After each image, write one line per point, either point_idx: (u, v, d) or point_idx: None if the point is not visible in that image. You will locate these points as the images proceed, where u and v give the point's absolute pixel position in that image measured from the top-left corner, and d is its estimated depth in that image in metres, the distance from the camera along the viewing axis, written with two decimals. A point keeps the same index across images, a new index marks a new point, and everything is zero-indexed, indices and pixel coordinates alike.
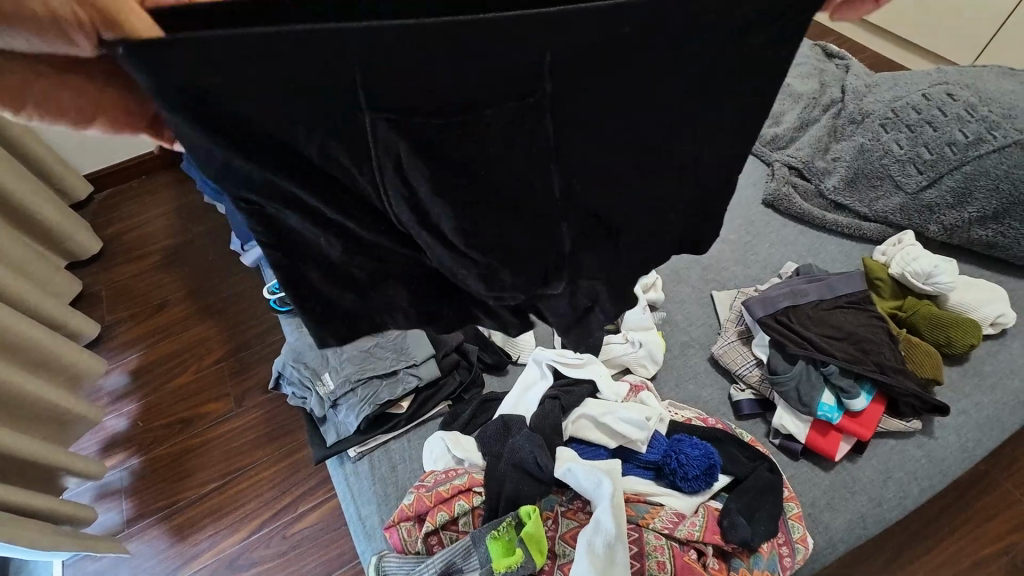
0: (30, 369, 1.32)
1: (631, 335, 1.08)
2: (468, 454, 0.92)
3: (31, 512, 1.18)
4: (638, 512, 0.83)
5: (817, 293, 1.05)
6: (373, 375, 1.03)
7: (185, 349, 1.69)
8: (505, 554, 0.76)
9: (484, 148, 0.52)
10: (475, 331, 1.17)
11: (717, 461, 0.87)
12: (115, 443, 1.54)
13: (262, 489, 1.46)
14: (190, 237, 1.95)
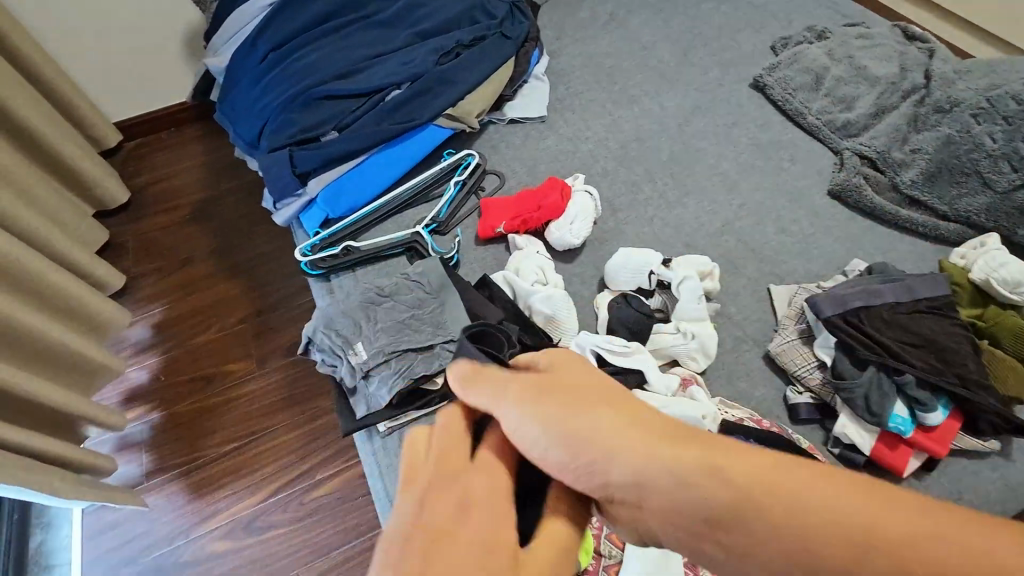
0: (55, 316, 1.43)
1: (684, 326, 1.01)
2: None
3: (51, 458, 1.30)
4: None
5: (893, 295, 0.95)
6: (408, 348, 1.01)
7: (206, 309, 1.80)
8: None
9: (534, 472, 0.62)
10: (515, 310, 1.07)
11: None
12: (136, 396, 1.67)
13: (282, 453, 1.55)
14: (218, 195, 2.00)
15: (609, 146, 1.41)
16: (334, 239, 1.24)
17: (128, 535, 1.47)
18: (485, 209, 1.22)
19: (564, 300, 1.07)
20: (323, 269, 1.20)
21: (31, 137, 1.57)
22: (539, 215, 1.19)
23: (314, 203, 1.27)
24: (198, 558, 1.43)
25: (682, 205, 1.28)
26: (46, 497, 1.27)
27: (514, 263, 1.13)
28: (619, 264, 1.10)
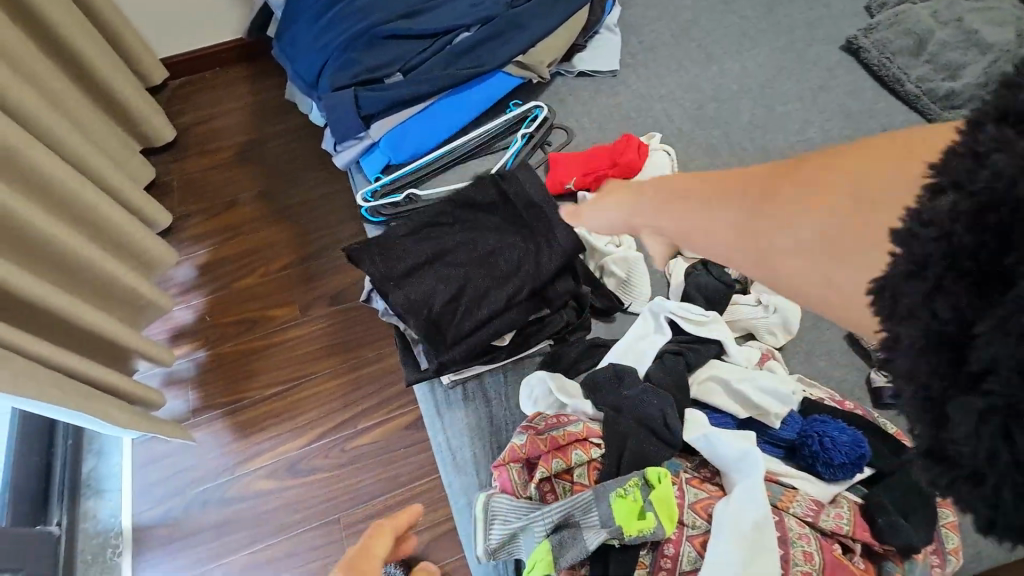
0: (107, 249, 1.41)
1: (764, 297, 0.97)
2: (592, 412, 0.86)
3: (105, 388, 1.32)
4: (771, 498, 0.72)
5: None
6: (480, 301, 0.95)
7: (251, 252, 1.79)
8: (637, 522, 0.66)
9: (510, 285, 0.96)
10: (586, 270, 1.03)
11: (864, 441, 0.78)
12: (182, 334, 1.68)
13: (324, 400, 1.56)
14: (265, 139, 1.97)
15: (685, 105, 1.32)
16: (396, 186, 1.20)
17: (174, 469, 1.50)
18: (555, 163, 1.17)
19: (639, 262, 1.01)
20: (384, 217, 1.17)
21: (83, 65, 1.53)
22: (613, 172, 1.13)
23: (375, 148, 1.23)
24: (241, 494, 1.46)
25: None
26: (100, 425, 1.29)
27: None
28: None
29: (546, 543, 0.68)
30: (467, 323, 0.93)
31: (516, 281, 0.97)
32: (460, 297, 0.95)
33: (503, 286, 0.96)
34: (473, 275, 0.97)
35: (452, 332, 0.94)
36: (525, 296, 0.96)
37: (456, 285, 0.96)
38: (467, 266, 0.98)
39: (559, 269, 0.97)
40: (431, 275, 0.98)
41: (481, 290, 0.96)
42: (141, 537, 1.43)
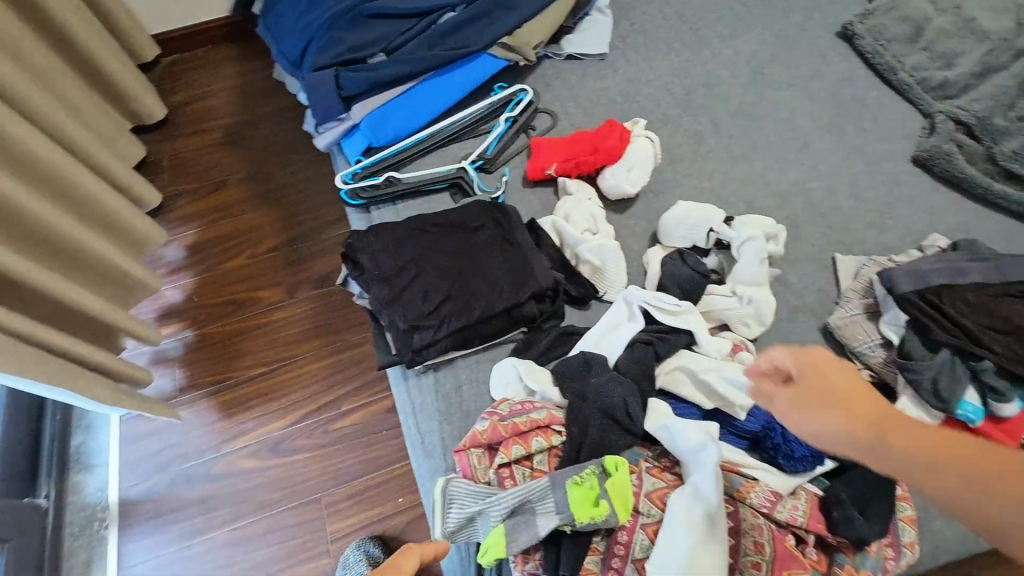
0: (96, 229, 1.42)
1: (738, 289, 0.96)
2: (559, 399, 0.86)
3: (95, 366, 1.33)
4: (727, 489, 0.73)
5: (981, 274, 0.87)
6: (452, 289, 0.94)
7: (239, 234, 1.79)
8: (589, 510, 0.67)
9: (472, 291, 0.94)
10: (561, 257, 1.02)
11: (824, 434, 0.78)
12: (169, 313, 1.69)
13: (307, 382, 1.57)
14: (255, 119, 1.95)
15: (673, 90, 1.30)
16: (376, 169, 1.19)
17: (159, 446, 1.52)
18: (536, 148, 1.15)
19: (615, 251, 1.01)
20: (363, 199, 1.16)
21: (73, 43, 1.52)
22: (594, 158, 1.11)
23: (356, 130, 1.22)
24: (224, 472, 1.49)
25: (748, 161, 1.18)
26: (88, 403, 1.31)
27: (563, 207, 1.06)
28: (677, 219, 1.02)
29: (499, 528, 0.68)
30: (422, 318, 0.92)
31: (479, 288, 0.94)
32: (420, 294, 0.94)
33: (466, 294, 0.94)
34: (435, 276, 0.95)
35: (409, 317, 0.93)
36: (489, 304, 0.93)
37: (415, 277, 0.95)
38: (431, 263, 0.96)
39: (525, 296, 0.94)
40: (415, 280, 0.95)
41: (442, 290, 0.94)
42: (127, 511, 1.46)
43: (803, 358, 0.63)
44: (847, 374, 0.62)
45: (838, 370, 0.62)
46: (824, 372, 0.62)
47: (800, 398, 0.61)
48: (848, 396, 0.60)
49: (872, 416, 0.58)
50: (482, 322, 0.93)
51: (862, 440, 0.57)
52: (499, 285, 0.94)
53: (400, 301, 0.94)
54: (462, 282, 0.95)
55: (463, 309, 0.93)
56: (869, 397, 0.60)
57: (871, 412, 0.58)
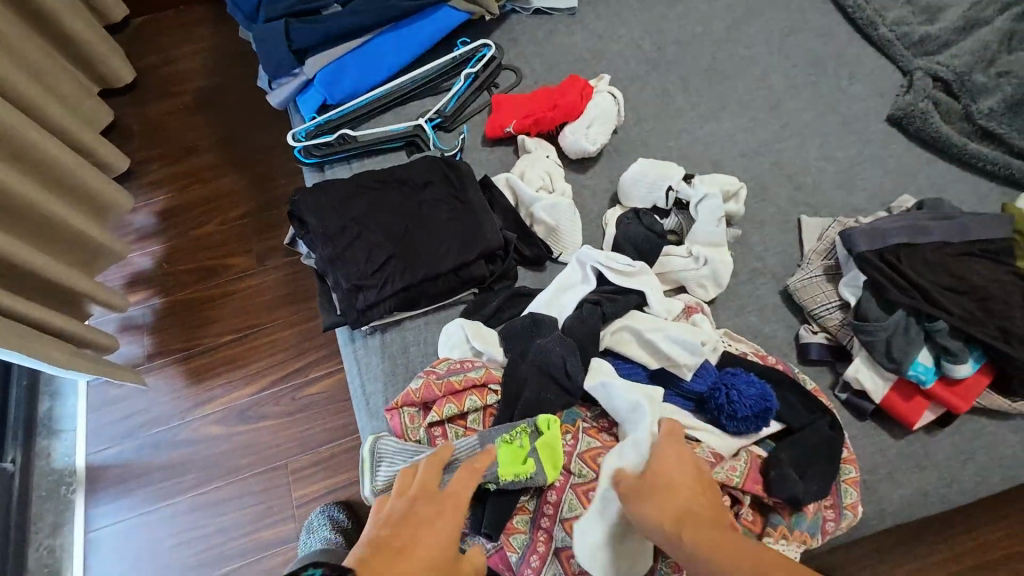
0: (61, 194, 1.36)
1: (695, 249, 0.93)
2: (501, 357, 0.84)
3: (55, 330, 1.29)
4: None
5: (943, 233, 0.83)
6: (398, 249, 0.91)
7: (209, 201, 1.74)
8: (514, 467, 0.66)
9: (417, 250, 0.91)
10: (515, 217, 0.98)
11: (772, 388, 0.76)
12: (139, 281, 1.65)
13: (275, 349, 1.54)
14: (226, 83, 1.89)
15: (643, 47, 1.24)
16: (331, 126, 1.15)
17: (127, 412, 1.49)
18: (496, 105, 1.10)
19: (569, 210, 0.97)
20: (317, 157, 1.12)
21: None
22: (554, 115, 1.07)
23: (312, 86, 1.17)
24: (191, 438, 1.46)
25: (717, 120, 1.14)
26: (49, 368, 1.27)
27: (519, 166, 1.03)
28: (636, 177, 0.99)
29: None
30: (364, 276, 0.89)
31: (426, 248, 0.91)
32: (362, 252, 0.91)
33: (410, 254, 0.91)
34: (380, 233, 0.92)
35: (349, 276, 0.90)
36: (434, 265, 0.90)
37: (359, 235, 0.92)
38: (376, 222, 0.93)
39: (473, 257, 0.92)
40: (359, 239, 0.92)
41: (385, 249, 0.91)
42: (95, 476, 1.43)
43: (663, 445, 0.62)
44: (688, 469, 0.59)
45: (681, 465, 0.60)
46: (676, 461, 0.60)
47: (635, 485, 0.59)
48: (684, 492, 0.57)
49: (690, 517, 0.54)
50: (426, 283, 0.91)
51: (665, 534, 0.54)
52: (446, 245, 0.92)
53: (342, 259, 0.91)
54: (408, 241, 0.92)
55: (407, 268, 0.90)
56: (700, 498, 0.57)
57: (690, 507, 0.55)
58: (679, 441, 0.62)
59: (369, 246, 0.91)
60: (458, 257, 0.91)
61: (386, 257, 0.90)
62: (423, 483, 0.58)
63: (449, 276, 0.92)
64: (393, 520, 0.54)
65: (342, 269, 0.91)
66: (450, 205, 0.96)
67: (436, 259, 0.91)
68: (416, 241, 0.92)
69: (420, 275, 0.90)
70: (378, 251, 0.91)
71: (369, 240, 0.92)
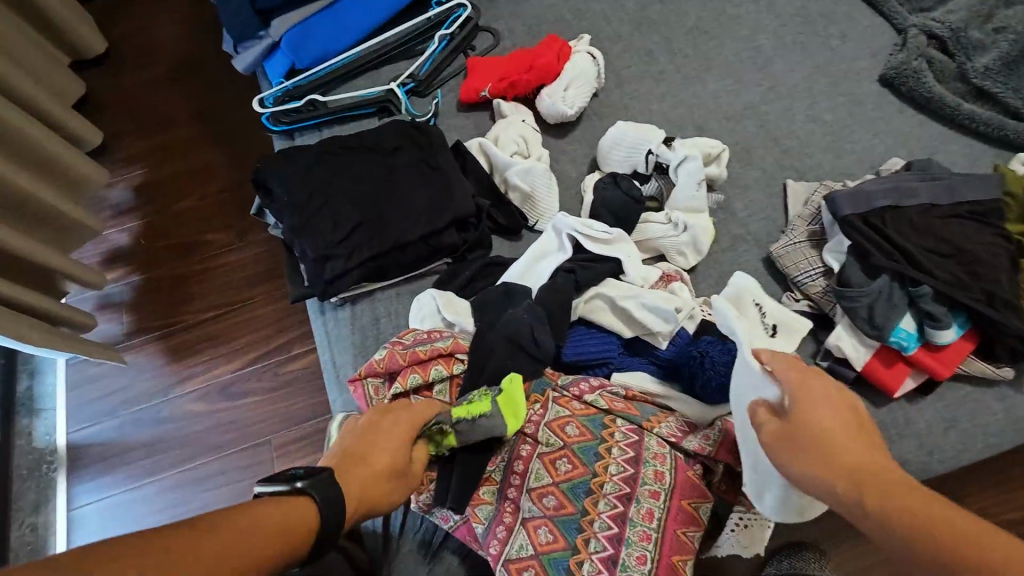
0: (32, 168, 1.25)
1: (675, 215, 0.89)
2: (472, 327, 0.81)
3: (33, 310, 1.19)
4: (623, 421, 0.68)
5: (930, 195, 0.80)
6: (366, 217, 0.87)
7: (186, 174, 1.62)
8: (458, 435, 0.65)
9: (385, 219, 0.88)
10: (489, 183, 0.95)
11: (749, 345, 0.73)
12: (117, 257, 1.54)
13: (259, 324, 1.45)
14: (198, 49, 1.78)
15: (626, 5, 1.18)
16: (299, 91, 1.10)
17: (106, 391, 1.39)
18: (471, 67, 1.05)
19: (545, 175, 0.94)
20: (285, 124, 1.07)
21: None
22: (530, 77, 1.02)
23: (279, 49, 1.12)
24: (174, 415, 1.38)
25: (701, 83, 1.09)
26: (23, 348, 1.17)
27: (494, 130, 0.99)
28: (615, 140, 0.95)
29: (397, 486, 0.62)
30: (332, 246, 0.86)
31: (394, 217, 0.88)
32: (328, 221, 0.87)
33: (377, 223, 0.87)
34: (346, 201, 0.88)
35: (314, 247, 0.86)
36: (402, 234, 0.87)
37: (324, 204, 0.88)
38: (342, 191, 0.89)
39: (442, 225, 0.88)
40: (325, 208, 0.88)
41: (351, 218, 0.87)
42: (77, 455, 1.34)
43: (791, 379, 0.57)
44: (833, 404, 0.54)
45: (824, 400, 0.54)
46: (819, 398, 0.55)
47: (787, 440, 0.54)
48: (834, 431, 0.52)
49: (857, 466, 0.49)
50: (395, 253, 0.88)
51: (818, 481, 0.50)
52: (414, 213, 0.88)
53: (308, 230, 0.87)
54: (376, 210, 0.88)
55: (376, 238, 0.87)
56: (856, 439, 0.51)
57: (842, 450, 0.51)
58: (817, 377, 0.57)
59: (334, 215, 0.87)
60: (428, 225, 0.88)
61: (352, 227, 0.87)
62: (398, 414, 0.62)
63: (419, 245, 0.88)
64: (371, 429, 0.59)
65: (307, 240, 0.87)
66: (422, 172, 0.92)
67: (404, 227, 0.87)
68: (384, 210, 0.88)
69: (389, 245, 0.87)
70: (344, 220, 0.87)
71: (335, 209, 0.88)
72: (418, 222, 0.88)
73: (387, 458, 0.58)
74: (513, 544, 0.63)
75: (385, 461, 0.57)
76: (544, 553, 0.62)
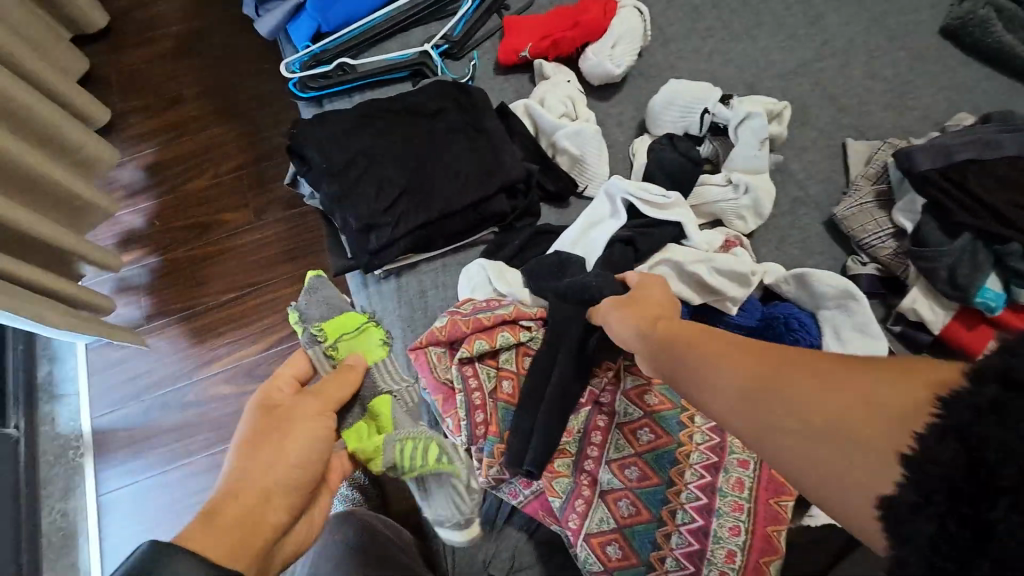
0: (39, 144, 1.18)
1: (734, 177, 0.85)
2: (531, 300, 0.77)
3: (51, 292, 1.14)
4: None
5: (1015, 147, 0.75)
6: (412, 184, 0.83)
7: (200, 152, 1.56)
8: (348, 322, 0.71)
9: (431, 184, 0.83)
10: (536, 147, 0.90)
11: (856, 295, 0.72)
12: (132, 239, 1.48)
13: (284, 305, 1.42)
14: (206, 20, 1.70)
15: None
16: (327, 56, 1.04)
17: (131, 375, 1.36)
18: (510, 27, 1.00)
19: (595, 137, 0.89)
20: (314, 91, 1.02)
21: None
22: (573, 34, 0.97)
23: (304, 11, 1.06)
24: (200, 399, 1.34)
25: (752, 39, 1.03)
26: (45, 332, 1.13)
27: (538, 91, 0.94)
28: (669, 99, 0.90)
29: (384, 399, 0.63)
30: (376, 215, 0.81)
31: (440, 183, 0.84)
32: (370, 188, 0.83)
33: (423, 189, 0.83)
34: (389, 167, 0.84)
35: (358, 216, 0.82)
36: (452, 200, 0.83)
37: (365, 170, 0.84)
38: (384, 156, 0.84)
39: (492, 191, 0.84)
40: (366, 175, 0.83)
41: (395, 183, 0.83)
42: (104, 440, 1.31)
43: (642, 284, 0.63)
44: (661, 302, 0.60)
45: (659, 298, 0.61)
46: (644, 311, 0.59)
47: (650, 338, 0.55)
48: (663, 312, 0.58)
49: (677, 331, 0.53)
50: (445, 222, 0.84)
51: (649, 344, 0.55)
52: (462, 178, 0.84)
53: (350, 198, 0.82)
54: (421, 176, 0.84)
55: (422, 206, 0.82)
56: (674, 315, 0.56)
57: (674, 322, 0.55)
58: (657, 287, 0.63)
59: (377, 181, 0.83)
60: (477, 190, 0.83)
61: (397, 193, 0.82)
62: (259, 421, 0.54)
63: (467, 212, 0.84)
64: (272, 428, 0.53)
65: (349, 209, 0.82)
66: (468, 136, 0.87)
67: (452, 193, 0.83)
68: (429, 175, 0.84)
69: (438, 212, 0.82)
70: (388, 186, 0.83)
71: (378, 175, 0.83)
72: (466, 187, 0.84)
73: (263, 479, 0.49)
74: (593, 518, 0.61)
75: (258, 483, 0.49)
76: (627, 526, 0.60)
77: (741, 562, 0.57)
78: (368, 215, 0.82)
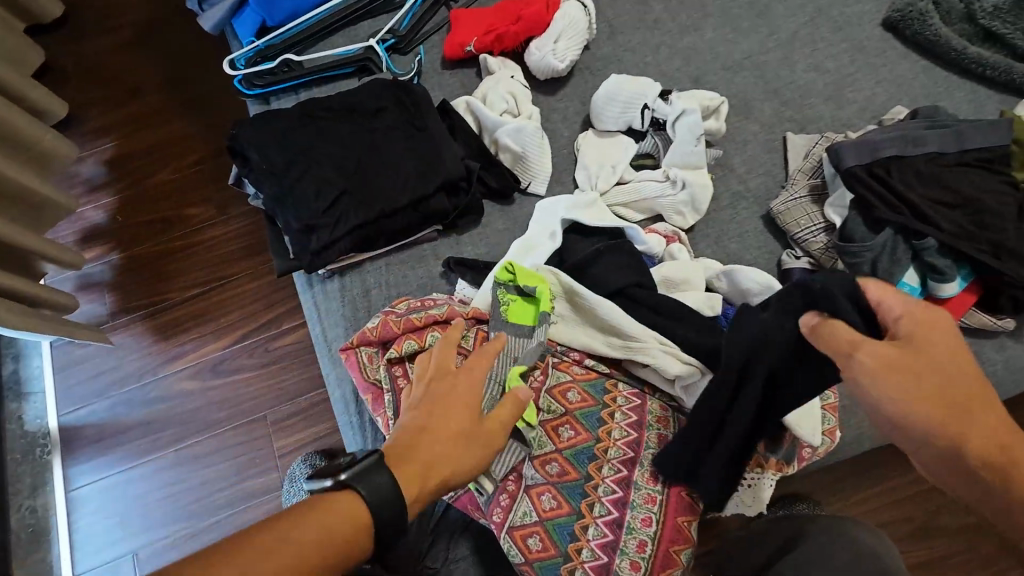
0: None
1: (672, 172, 0.86)
2: (683, 372, 0.69)
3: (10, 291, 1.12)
4: (625, 385, 0.72)
5: (936, 143, 0.77)
6: (351, 182, 0.83)
7: (161, 146, 1.54)
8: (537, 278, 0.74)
9: (370, 183, 0.84)
10: (479, 145, 0.91)
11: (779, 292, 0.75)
12: (94, 235, 1.46)
13: (245, 302, 1.40)
14: (164, 10, 1.67)
15: None
16: (272, 51, 1.03)
17: (96, 371, 1.34)
18: (455, 20, 0.99)
19: (536, 134, 0.90)
20: (259, 87, 1.01)
21: None
22: (517, 28, 0.97)
23: (247, 5, 1.04)
24: (165, 395, 1.33)
25: (699, 30, 1.03)
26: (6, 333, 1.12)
27: (482, 87, 0.94)
28: (609, 95, 0.90)
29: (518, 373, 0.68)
30: (318, 216, 0.82)
31: (381, 182, 0.84)
32: (312, 188, 0.82)
33: (363, 188, 0.83)
34: (332, 166, 0.84)
35: (299, 216, 0.82)
36: (393, 199, 0.83)
37: (306, 169, 0.83)
38: (325, 157, 0.84)
39: (431, 188, 0.84)
40: (307, 175, 0.83)
41: (335, 183, 0.83)
42: (70, 437, 1.30)
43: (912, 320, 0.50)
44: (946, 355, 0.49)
45: (943, 348, 0.49)
46: (926, 378, 0.48)
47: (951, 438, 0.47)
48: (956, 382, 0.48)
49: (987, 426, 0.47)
50: (387, 221, 0.84)
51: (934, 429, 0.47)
52: (403, 176, 0.84)
53: (292, 198, 0.82)
54: (361, 175, 0.84)
55: (363, 205, 0.83)
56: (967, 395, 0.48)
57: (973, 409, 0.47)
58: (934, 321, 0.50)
59: (318, 182, 0.83)
60: (417, 188, 0.84)
61: (336, 193, 0.82)
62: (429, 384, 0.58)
63: (407, 211, 0.84)
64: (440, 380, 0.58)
65: (290, 210, 0.82)
66: (411, 134, 0.87)
67: (392, 192, 0.83)
68: (370, 174, 0.84)
69: (378, 212, 0.83)
70: (329, 185, 0.83)
71: (320, 175, 0.83)
72: (404, 186, 0.84)
73: (440, 430, 0.54)
74: (517, 511, 0.65)
75: (435, 432, 0.54)
76: (548, 519, 0.64)
77: (651, 550, 0.64)
78: (309, 215, 0.82)
